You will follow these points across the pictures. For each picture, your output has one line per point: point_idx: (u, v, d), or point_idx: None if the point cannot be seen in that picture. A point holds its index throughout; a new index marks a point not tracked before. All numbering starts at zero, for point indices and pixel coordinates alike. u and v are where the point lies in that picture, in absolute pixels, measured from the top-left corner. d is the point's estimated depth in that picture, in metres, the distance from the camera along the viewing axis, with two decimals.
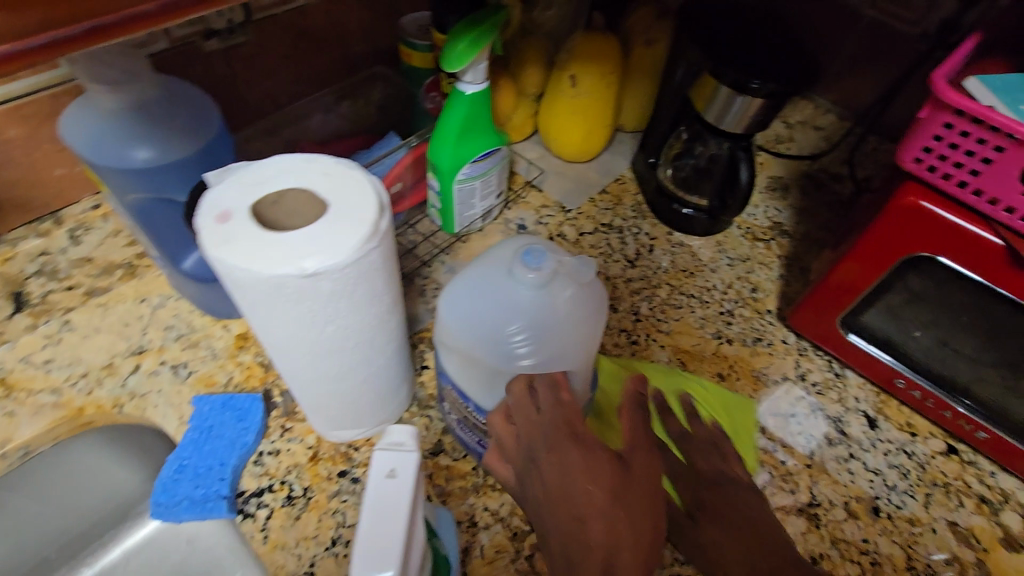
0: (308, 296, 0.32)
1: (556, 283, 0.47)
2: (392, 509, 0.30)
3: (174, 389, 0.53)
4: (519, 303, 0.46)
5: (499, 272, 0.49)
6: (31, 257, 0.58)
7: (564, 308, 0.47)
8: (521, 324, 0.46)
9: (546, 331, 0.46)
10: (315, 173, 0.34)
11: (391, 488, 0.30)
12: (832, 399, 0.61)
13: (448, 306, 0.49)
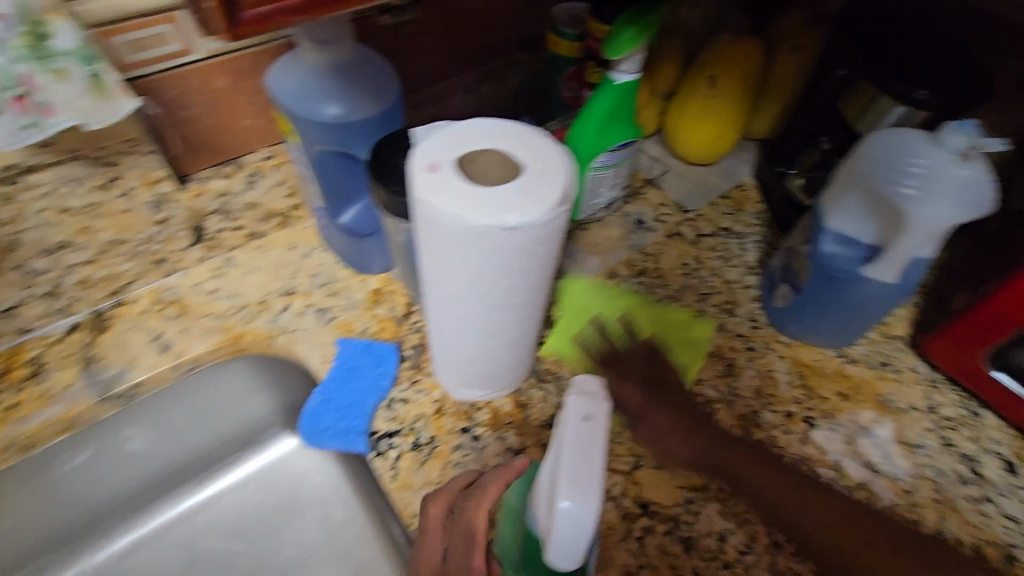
0: (498, 249, 0.35)
1: (975, 159, 0.47)
2: (591, 445, 0.33)
3: (317, 331, 0.58)
4: (919, 157, 0.48)
5: (913, 136, 0.50)
6: (212, 195, 0.63)
7: (956, 180, 0.47)
8: (911, 175, 0.48)
9: (928, 189, 0.48)
10: (512, 136, 0.37)
11: (593, 425, 0.34)
12: (966, 437, 0.58)
13: (865, 154, 0.52)
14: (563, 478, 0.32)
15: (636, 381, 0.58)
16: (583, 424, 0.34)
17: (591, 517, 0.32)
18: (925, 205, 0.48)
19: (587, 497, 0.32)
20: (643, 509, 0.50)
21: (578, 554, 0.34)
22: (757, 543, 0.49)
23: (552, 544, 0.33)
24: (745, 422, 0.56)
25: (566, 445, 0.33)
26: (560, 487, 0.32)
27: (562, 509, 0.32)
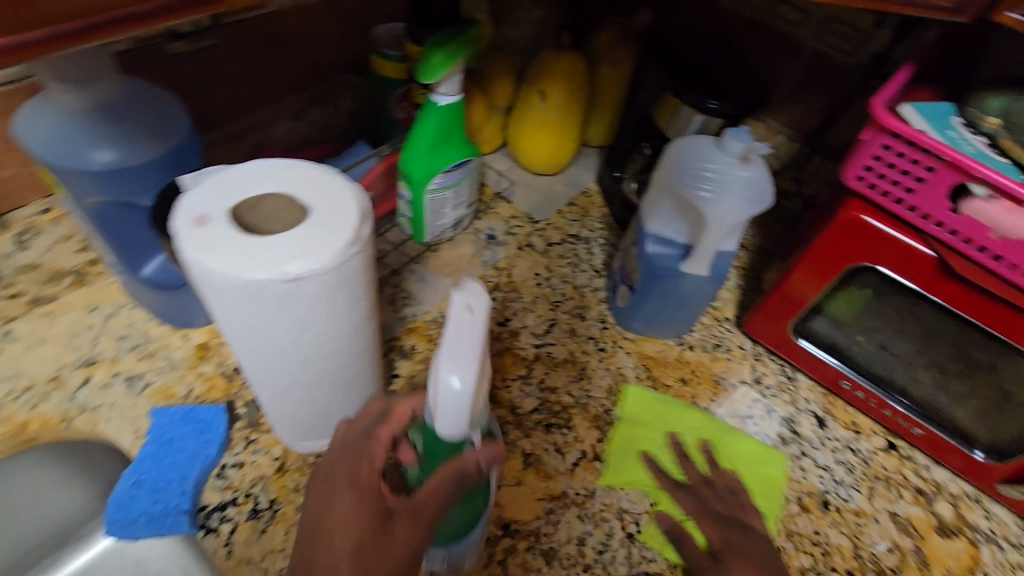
0: (288, 302, 0.33)
1: (752, 161, 0.53)
2: (471, 335, 0.36)
3: (129, 402, 0.51)
4: (710, 162, 0.53)
5: (703, 143, 0.55)
6: None
7: (741, 180, 0.52)
8: (706, 179, 0.53)
9: (722, 190, 0.52)
10: (297, 177, 0.35)
11: (473, 318, 0.36)
12: (785, 401, 0.65)
13: (669, 161, 0.57)
14: (446, 357, 0.35)
15: (493, 400, 0.58)
16: (463, 313, 0.36)
17: (471, 381, 0.35)
18: (721, 205, 0.52)
19: (469, 370, 0.35)
20: (505, 529, 0.50)
21: (466, 422, 0.37)
22: (614, 539, 0.51)
23: (438, 416, 0.37)
24: (598, 423, 0.58)
25: (449, 331, 0.36)
26: (443, 364, 0.35)
27: (447, 383, 0.35)
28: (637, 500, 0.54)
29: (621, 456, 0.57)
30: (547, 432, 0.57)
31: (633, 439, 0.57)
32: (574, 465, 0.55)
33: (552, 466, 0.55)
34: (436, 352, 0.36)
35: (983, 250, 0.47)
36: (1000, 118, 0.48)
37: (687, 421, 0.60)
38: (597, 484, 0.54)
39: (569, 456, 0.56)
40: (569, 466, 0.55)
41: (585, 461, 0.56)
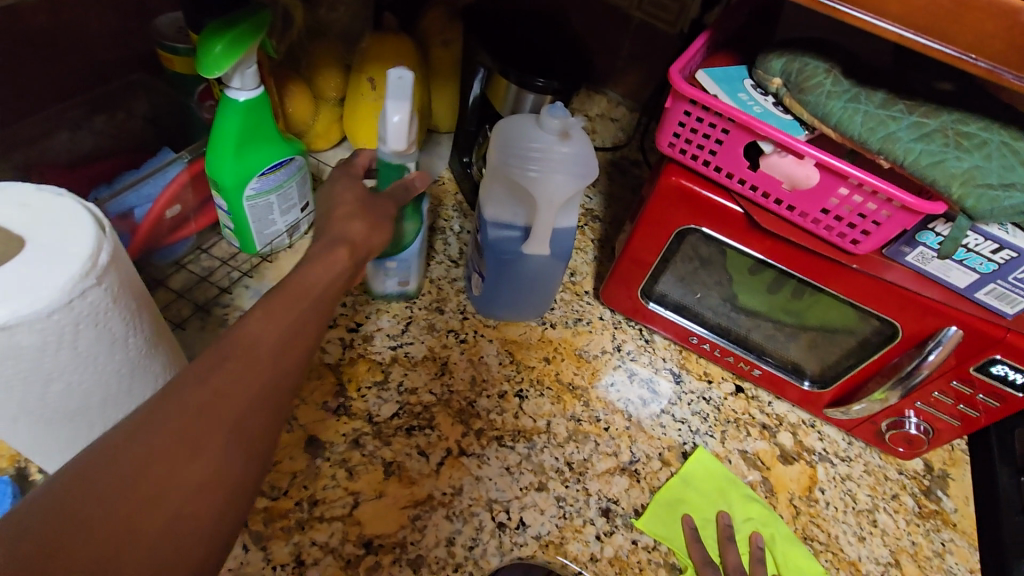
0: (6, 352, 0.27)
1: (571, 136, 0.53)
2: (404, 96, 0.46)
3: None
4: (532, 140, 0.53)
5: (526, 122, 0.55)
6: None
7: (563, 155, 0.52)
8: (531, 158, 0.52)
9: (547, 166, 0.52)
10: (10, 203, 0.29)
11: (404, 82, 0.46)
12: (644, 363, 0.68)
13: (496, 143, 0.56)
14: (387, 107, 0.46)
15: (346, 413, 0.55)
16: (396, 82, 0.46)
17: (406, 117, 0.47)
18: (547, 181, 0.52)
19: (407, 110, 0.46)
20: (367, 547, 0.47)
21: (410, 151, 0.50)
22: (483, 532, 0.50)
23: (386, 142, 0.48)
24: (462, 416, 0.57)
25: (388, 94, 0.46)
26: (385, 112, 0.46)
27: (392, 120, 0.47)
28: (506, 487, 0.53)
29: (488, 446, 0.56)
30: (408, 436, 0.55)
31: (682, 497, 0.57)
32: (439, 465, 0.53)
33: (415, 470, 0.53)
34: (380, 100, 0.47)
35: (779, 203, 0.51)
36: (782, 78, 0.50)
37: (737, 500, 0.58)
38: (463, 479, 0.53)
39: (434, 456, 0.54)
40: (433, 466, 0.53)
41: (450, 459, 0.54)
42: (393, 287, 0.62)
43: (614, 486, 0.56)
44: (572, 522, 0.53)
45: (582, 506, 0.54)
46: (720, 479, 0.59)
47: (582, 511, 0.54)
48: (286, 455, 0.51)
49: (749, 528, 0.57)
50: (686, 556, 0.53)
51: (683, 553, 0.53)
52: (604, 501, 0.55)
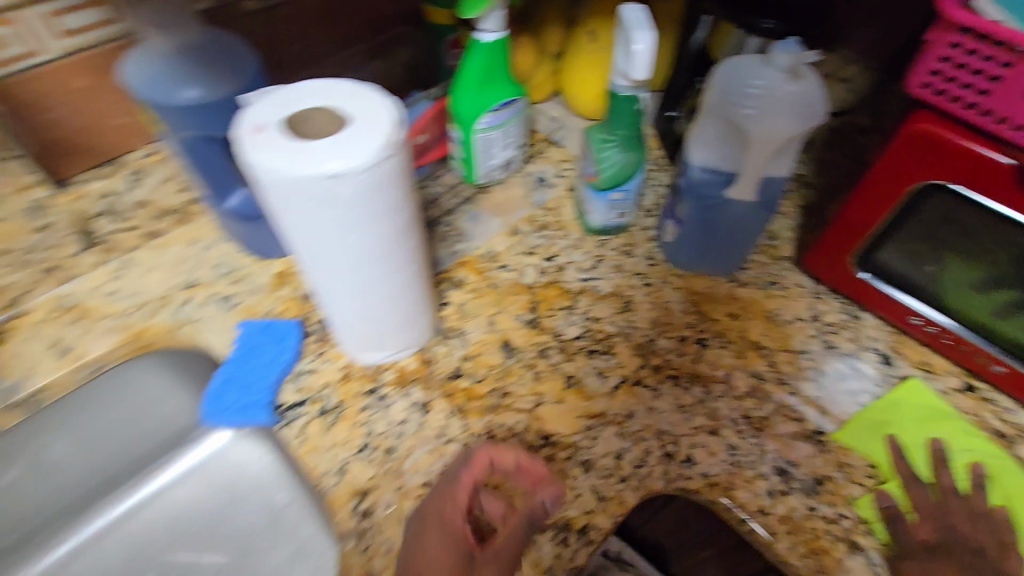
0: (331, 199, 0.37)
1: (802, 74, 0.50)
2: (641, 21, 0.50)
3: (223, 316, 0.59)
4: (756, 78, 0.51)
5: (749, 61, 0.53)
6: (95, 198, 0.62)
7: (790, 94, 0.50)
8: (753, 97, 0.51)
9: (771, 106, 0.50)
10: (341, 92, 0.38)
11: (638, 15, 0.51)
12: (846, 338, 0.62)
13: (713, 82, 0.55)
14: (629, 34, 0.51)
15: (537, 328, 0.61)
16: (632, 15, 0.51)
17: (650, 44, 0.50)
18: (768, 121, 0.50)
19: (647, 33, 0.50)
20: (545, 441, 0.53)
21: (648, 74, 0.52)
22: (651, 457, 0.52)
23: (630, 70, 0.52)
24: (641, 350, 0.59)
25: (627, 23, 0.51)
26: (628, 36, 0.50)
27: (635, 48, 0.50)
28: (678, 423, 0.54)
29: (663, 382, 0.57)
30: (589, 357, 0.58)
31: (885, 420, 0.55)
32: (614, 388, 0.56)
33: (593, 387, 0.56)
34: (622, 31, 0.51)
35: None
36: None
37: (954, 430, 0.53)
38: (637, 406, 0.55)
39: (610, 379, 0.57)
40: (609, 388, 0.56)
41: (626, 385, 0.57)
42: (612, 219, 0.66)
43: (795, 450, 0.53)
44: (743, 471, 0.52)
45: (756, 459, 0.52)
46: (931, 407, 0.55)
47: (756, 463, 0.52)
48: (483, 350, 0.58)
49: (970, 457, 0.52)
50: (891, 471, 0.52)
51: (887, 467, 0.52)
52: (782, 462, 0.52)
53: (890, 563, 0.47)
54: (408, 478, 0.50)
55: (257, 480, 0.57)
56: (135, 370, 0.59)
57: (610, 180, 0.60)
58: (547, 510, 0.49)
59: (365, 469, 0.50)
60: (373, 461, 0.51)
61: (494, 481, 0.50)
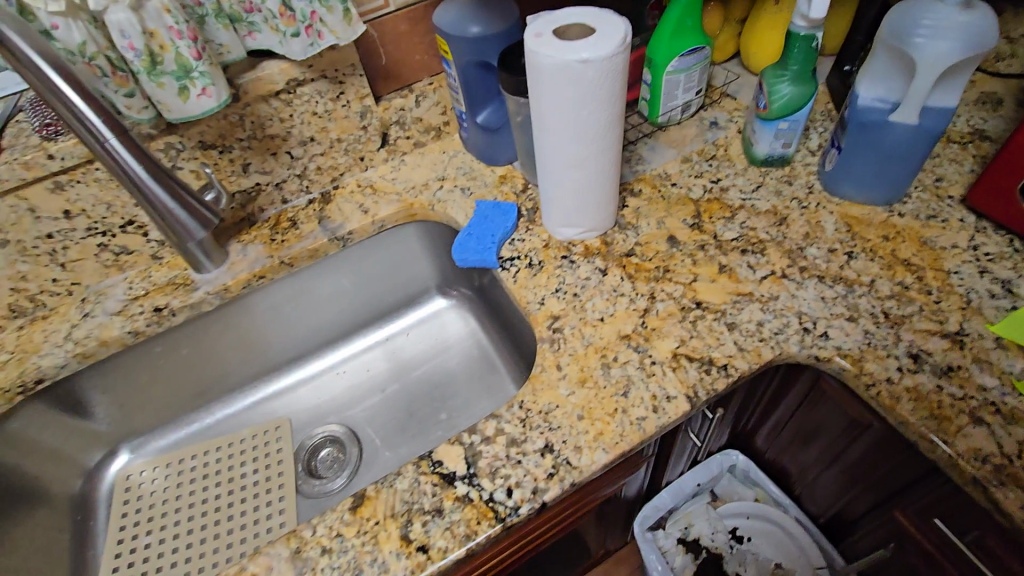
0: (578, 81, 0.55)
1: (976, 9, 0.57)
2: None
3: (463, 200, 0.83)
4: (931, 11, 0.58)
5: None
6: (395, 110, 0.86)
7: (963, 23, 0.57)
8: (927, 26, 0.58)
9: (943, 32, 0.57)
10: (591, 14, 0.57)
11: None
12: (1004, 266, 0.65)
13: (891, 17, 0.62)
14: None
15: (699, 229, 0.74)
16: None
17: None
18: (938, 46, 0.57)
19: None
20: (698, 305, 0.66)
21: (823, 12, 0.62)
22: (789, 328, 0.63)
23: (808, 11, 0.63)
24: (791, 253, 0.70)
25: None
26: None
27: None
28: (817, 308, 0.64)
29: (808, 278, 0.67)
30: (742, 254, 0.70)
31: None
32: (763, 277, 0.68)
33: (744, 274, 0.68)
34: None
35: None
36: None
37: None
38: (781, 292, 0.66)
39: (760, 271, 0.68)
40: (758, 276, 0.68)
41: (773, 276, 0.68)
42: (776, 149, 0.77)
43: (930, 342, 0.60)
44: (875, 349, 0.60)
45: (890, 343, 0.60)
46: None
47: (889, 346, 0.60)
48: (653, 240, 0.74)
49: None
50: None
51: None
52: (915, 349, 0.60)
53: (1014, 437, 0.53)
54: (588, 313, 0.67)
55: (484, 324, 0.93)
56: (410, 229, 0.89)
57: (780, 110, 0.72)
58: (695, 349, 0.62)
59: (558, 303, 0.69)
60: (563, 299, 0.69)
61: (653, 324, 0.65)
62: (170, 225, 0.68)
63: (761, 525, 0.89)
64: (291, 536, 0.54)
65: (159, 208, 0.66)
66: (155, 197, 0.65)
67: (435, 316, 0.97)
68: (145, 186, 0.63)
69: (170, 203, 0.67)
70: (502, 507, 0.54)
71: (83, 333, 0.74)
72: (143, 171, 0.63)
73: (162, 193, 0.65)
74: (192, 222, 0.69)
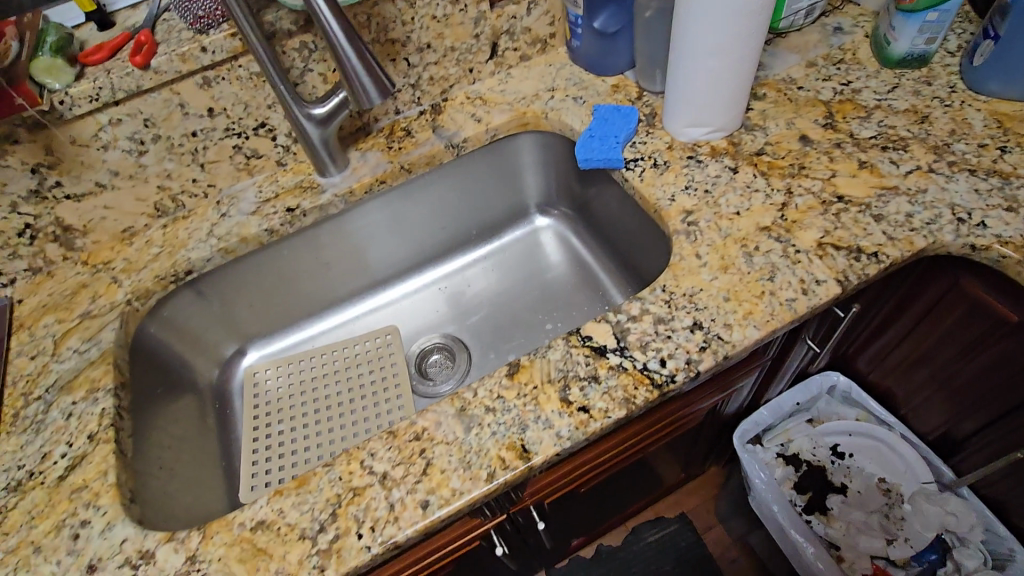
0: None
1: None
2: None
3: (578, 108, 0.82)
4: None
5: None
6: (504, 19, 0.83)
7: None
8: None
9: None
10: None
11: None
12: None
13: None
14: None
15: (833, 128, 0.72)
16: None
17: None
18: None
19: None
20: (839, 200, 0.65)
21: None
22: (942, 219, 0.61)
23: None
24: (937, 150, 0.67)
25: None
26: None
27: None
28: (971, 200, 0.62)
29: (958, 173, 0.65)
30: (883, 151, 0.69)
31: None
32: (907, 172, 0.66)
33: (887, 170, 0.67)
34: None
35: None
36: None
37: None
38: (929, 186, 0.64)
39: (903, 167, 0.67)
40: (902, 172, 0.66)
41: (919, 171, 0.66)
42: (917, 45, 0.73)
43: None
44: None
45: None
46: None
47: None
48: (784, 140, 0.72)
49: None
50: None
51: None
52: None
53: None
54: (723, 208, 0.67)
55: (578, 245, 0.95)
56: (522, 140, 0.88)
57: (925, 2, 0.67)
58: (842, 239, 0.62)
59: (689, 200, 0.68)
60: (695, 196, 0.68)
61: (794, 217, 0.64)
62: (354, 94, 0.63)
63: (864, 443, 0.86)
64: (455, 398, 0.59)
65: (349, 75, 0.61)
66: (345, 62, 0.60)
67: (531, 234, 0.98)
68: (338, 47, 0.59)
69: (358, 68, 0.60)
70: (657, 376, 0.57)
71: (224, 231, 0.78)
72: (339, 28, 0.58)
73: (352, 57, 0.60)
74: (373, 94, 0.63)
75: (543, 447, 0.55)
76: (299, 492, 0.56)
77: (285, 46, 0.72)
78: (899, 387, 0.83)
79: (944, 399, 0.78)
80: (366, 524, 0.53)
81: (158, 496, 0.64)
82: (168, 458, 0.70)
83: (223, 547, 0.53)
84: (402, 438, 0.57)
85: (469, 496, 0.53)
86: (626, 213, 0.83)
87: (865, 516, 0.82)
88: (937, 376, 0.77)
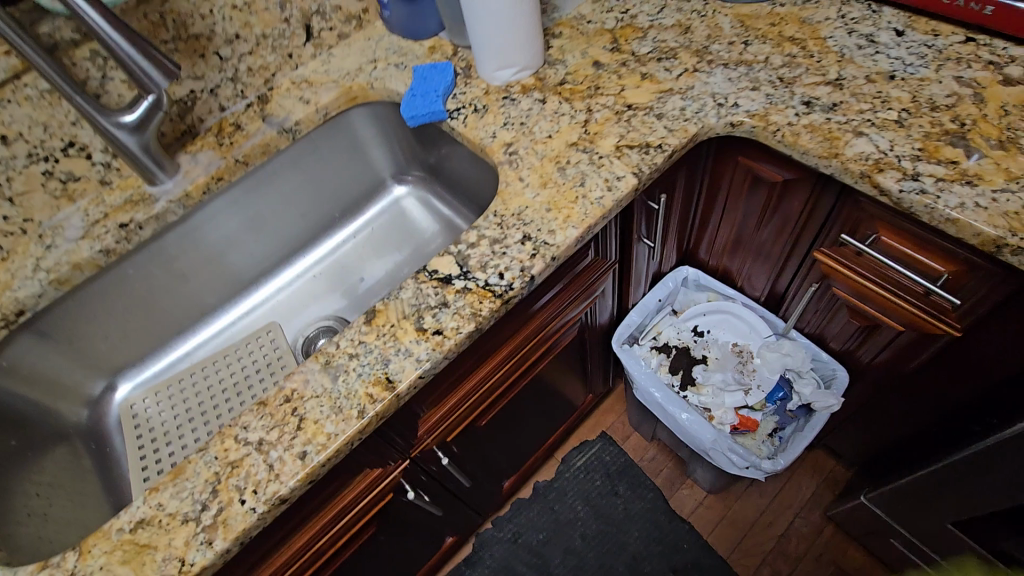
0: None
1: None
2: None
3: (400, 73, 0.87)
4: None
5: None
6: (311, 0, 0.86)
7: None
8: None
9: None
10: None
11: None
12: (866, 25, 0.79)
13: None
14: None
15: (618, 51, 0.83)
16: None
17: None
18: None
19: None
20: (629, 108, 0.76)
21: None
22: (707, 106, 0.73)
23: None
24: (697, 53, 0.80)
25: None
26: None
27: None
28: (727, 87, 0.75)
29: (715, 67, 0.78)
30: (658, 62, 0.80)
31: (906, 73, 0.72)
32: (679, 75, 0.78)
33: (662, 76, 0.78)
34: None
35: None
36: None
37: None
38: (696, 82, 0.76)
39: (675, 71, 0.78)
40: (675, 75, 0.78)
41: (687, 72, 0.78)
42: None
43: (818, 91, 0.72)
44: (776, 105, 0.72)
45: (787, 97, 0.72)
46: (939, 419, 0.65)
47: (786, 100, 0.72)
48: (581, 67, 0.82)
49: None
50: (906, 86, 0.71)
51: (906, 92, 0.70)
52: (806, 98, 0.72)
53: (888, 139, 0.66)
54: (537, 135, 0.75)
55: (437, 205, 1.01)
56: (355, 115, 0.91)
57: None
58: (634, 139, 0.72)
59: (508, 133, 0.76)
60: (513, 130, 0.76)
61: (596, 130, 0.74)
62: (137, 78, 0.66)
63: (717, 319, 1.02)
64: (318, 355, 0.59)
65: (122, 61, 0.63)
66: (117, 53, 0.62)
67: (390, 208, 1.02)
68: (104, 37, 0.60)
69: (131, 54, 0.63)
70: (498, 288, 0.62)
71: (51, 261, 0.74)
72: (101, 20, 0.60)
73: (125, 48, 0.62)
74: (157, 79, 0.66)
75: (405, 374, 0.57)
76: (176, 482, 0.53)
77: (74, 56, 0.70)
78: (722, 263, 1.00)
79: (754, 268, 0.95)
80: (248, 489, 0.52)
81: (31, 542, 0.60)
82: (39, 505, 0.65)
83: (104, 556, 0.50)
84: (273, 404, 0.57)
85: (344, 436, 0.54)
86: (465, 163, 0.90)
87: (723, 376, 0.96)
88: (744, 249, 0.93)
